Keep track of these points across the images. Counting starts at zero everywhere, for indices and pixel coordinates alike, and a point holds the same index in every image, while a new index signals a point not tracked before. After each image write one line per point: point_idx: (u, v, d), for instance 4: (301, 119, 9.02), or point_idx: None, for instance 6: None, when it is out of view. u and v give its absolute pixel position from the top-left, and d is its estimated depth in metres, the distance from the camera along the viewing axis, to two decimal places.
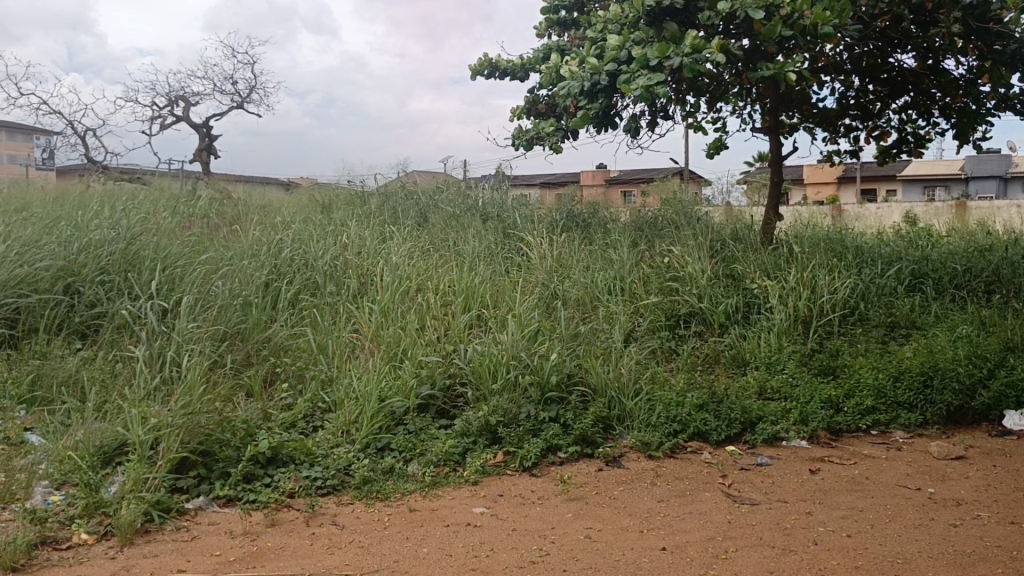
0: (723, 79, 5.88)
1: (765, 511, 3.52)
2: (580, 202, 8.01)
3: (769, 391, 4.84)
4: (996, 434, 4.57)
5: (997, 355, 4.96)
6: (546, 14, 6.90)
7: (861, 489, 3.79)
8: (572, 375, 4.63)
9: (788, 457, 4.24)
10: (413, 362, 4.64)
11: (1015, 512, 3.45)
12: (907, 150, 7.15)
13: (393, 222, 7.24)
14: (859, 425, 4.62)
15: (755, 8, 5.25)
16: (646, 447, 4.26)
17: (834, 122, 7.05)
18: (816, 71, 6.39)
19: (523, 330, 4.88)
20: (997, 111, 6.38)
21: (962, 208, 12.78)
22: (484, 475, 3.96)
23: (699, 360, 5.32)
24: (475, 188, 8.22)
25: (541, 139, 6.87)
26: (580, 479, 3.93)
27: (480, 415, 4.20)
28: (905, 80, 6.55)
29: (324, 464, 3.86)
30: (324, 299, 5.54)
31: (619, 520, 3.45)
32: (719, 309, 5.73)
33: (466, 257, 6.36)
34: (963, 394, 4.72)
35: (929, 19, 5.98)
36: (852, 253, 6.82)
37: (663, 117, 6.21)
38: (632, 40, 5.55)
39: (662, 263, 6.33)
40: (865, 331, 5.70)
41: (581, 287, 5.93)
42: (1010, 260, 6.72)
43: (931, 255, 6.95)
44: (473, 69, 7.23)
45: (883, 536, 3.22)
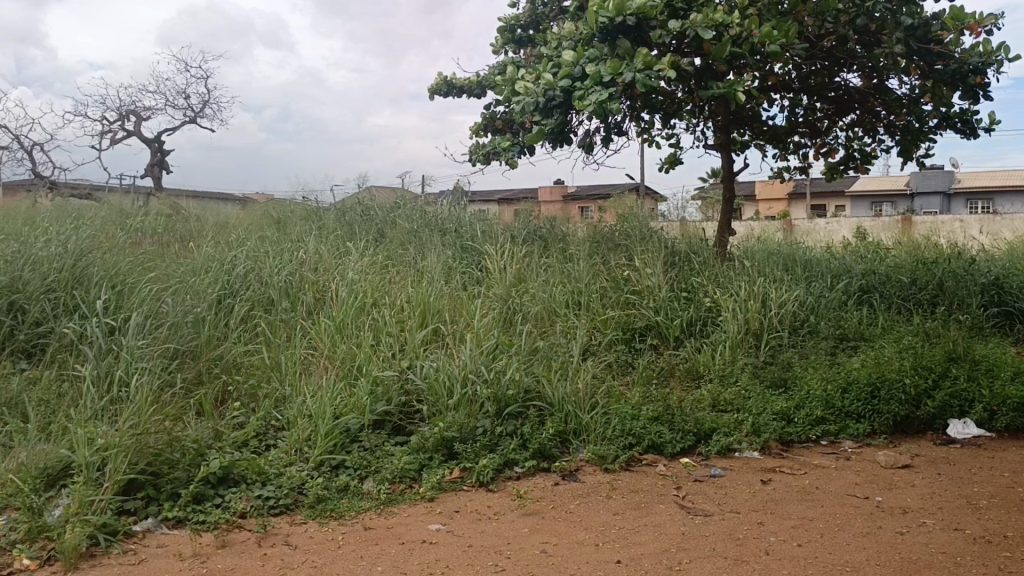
0: (675, 96, 5.97)
1: (717, 523, 3.56)
2: (538, 217, 8.06)
3: (722, 403, 4.90)
4: (941, 443, 4.69)
5: (941, 365, 5.09)
6: (501, 31, 6.95)
7: (811, 498, 3.85)
8: (529, 390, 4.64)
9: (740, 468, 4.29)
10: (369, 378, 4.61)
11: (959, 518, 3.54)
12: (853, 166, 7.32)
13: (350, 238, 7.21)
14: (809, 435, 4.70)
15: (704, 27, 5.37)
16: (602, 461, 4.28)
17: (784, 138, 7.20)
18: (765, 89, 6.53)
19: (480, 345, 4.88)
20: (939, 129, 6.57)
21: (907, 222, 13.12)
22: (440, 491, 3.95)
23: (655, 373, 5.37)
24: (433, 203, 8.22)
25: (498, 154, 6.90)
26: (536, 493, 3.93)
27: (437, 431, 4.19)
28: (851, 98, 6.72)
29: (277, 483, 3.82)
30: (279, 315, 5.48)
31: (575, 534, 3.46)
32: (674, 322, 5.82)
33: (423, 272, 6.35)
34: (909, 404, 4.83)
35: (872, 39, 6.15)
36: (803, 268, 6.96)
37: (617, 134, 6.29)
38: (586, 57, 5.62)
39: (619, 277, 6.40)
40: (816, 343, 5.81)
41: (539, 301, 5.96)
42: (953, 273, 6.91)
43: (878, 268, 7.13)
44: (430, 87, 7.25)
45: (832, 544, 3.28)
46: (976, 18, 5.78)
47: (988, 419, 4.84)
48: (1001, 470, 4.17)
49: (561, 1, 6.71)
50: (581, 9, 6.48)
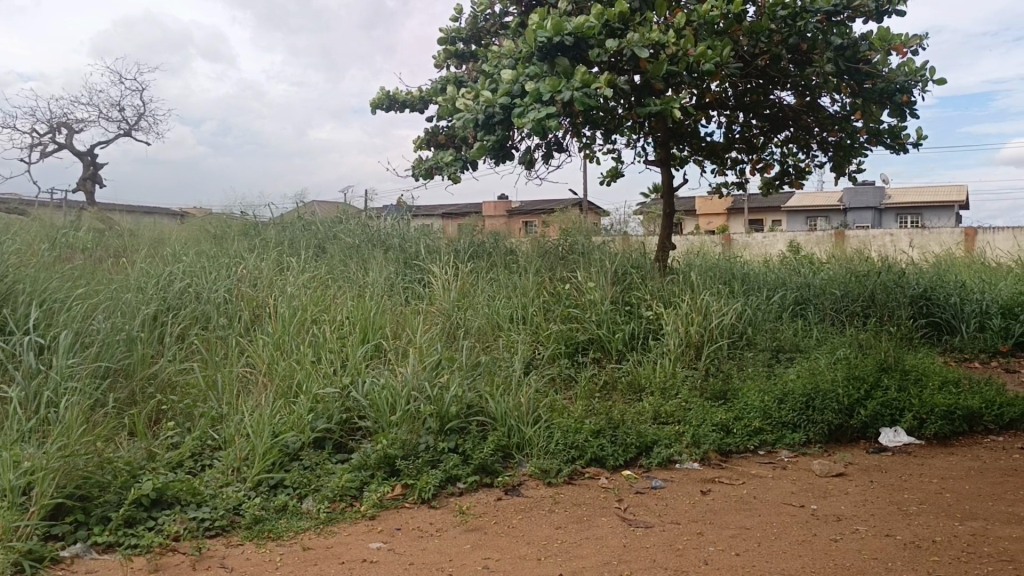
0: (615, 112, 6.04)
1: (658, 534, 3.59)
2: (482, 231, 8.07)
3: (663, 416, 4.97)
4: (873, 451, 4.79)
5: (873, 376, 5.23)
6: (443, 46, 6.96)
7: (749, 507, 3.92)
8: (472, 405, 4.63)
9: (681, 480, 4.34)
10: (309, 397, 4.55)
11: (890, 524, 3.63)
12: (788, 182, 7.52)
13: (290, 253, 7.11)
14: (747, 446, 4.78)
15: (641, 46, 5.47)
16: (545, 475, 4.28)
17: (722, 154, 7.35)
18: (703, 107, 6.67)
19: (423, 361, 4.86)
20: (869, 145, 6.78)
21: (840, 236, 13.52)
22: (381, 509, 3.89)
23: (597, 387, 5.42)
24: (376, 218, 8.18)
25: (440, 169, 6.89)
26: (479, 509, 3.91)
27: (378, 448, 4.15)
28: (786, 116, 6.90)
29: (213, 504, 3.73)
30: (215, 333, 5.37)
31: (517, 549, 3.45)
32: (616, 335, 5.89)
33: (366, 287, 6.29)
34: (842, 413, 4.95)
35: (804, 58, 6.33)
36: (741, 281, 7.11)
37: (559, 150, 6.35)
38: (526, 75, 5.68)
39: (562, 291, 6.44)
40: (753, 355, 5.92)
41: (482, 316, 5.95)
42: (884, 285, 7.14)
43: (813, 281, 7.31)
44: (371, 101, 7.23)
45: (768, 553, 3.34)
46: (901, 39, 5.99)
47: (917, 427, 4.94)
48: (929, 476, 4.30)
49: (502, 18, 6.76)
50: (521, 26, 6.55)
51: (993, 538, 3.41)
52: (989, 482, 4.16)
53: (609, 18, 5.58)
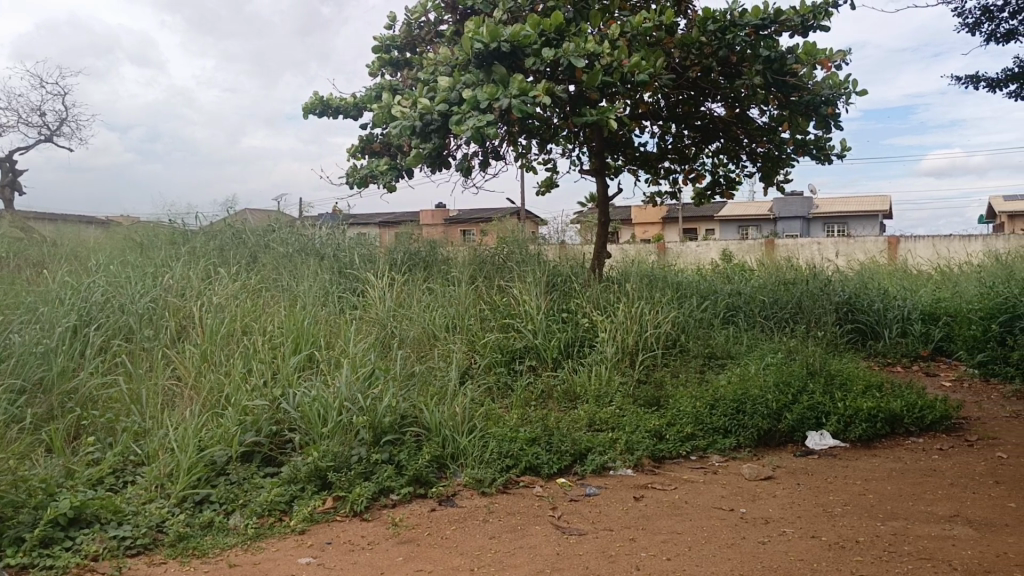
0: (551, 121, 6.05)
1: (591, 541, 3.60)
2: (418, 240, 8.02)
3: (597, 423, 5.00)
4: (800, 454, 4.90)
5: (799, 381, 5.36)
6: (378, 53, 6.91)
7: (680, 512, 3.97)
8: (406, 415, 4.58)
9: (614, 487, 4.36)
10: (237, 409, 4.44)
11: (816, 526, 3.72)
12: (719, 192, 7.68)
13: (221, 262, 6.95)
14: (680, 451, 4.84)
15: (576, 56, 5.51)
16: (479, 484, 4.25)
17: (655, 164, 7.46)
18: (636, 117, 6.77)
19: (356, 371, 4.78)
20: (796, 156, 6.97)
21: (769, 245, 13.87)
22: (311, 523, 3.81)
23: (533, 395, 5.42)
24: (310, 227, 8.06)
25: (375, 177, 6.83)
26: (412, 520, 3.86)
27: (309, 461, 4.07)
28: (716, 127, 7.02)
29: (135, 522, 3.61)
30: (140, 345, 5.21)
31: (450, 560, 3.41)
32: (552, 343, 5.91)
33: (299, 297, 6.19)
34: (771, 418, 5.05)
35: (734, 70, 6.46)
36: (674, 289, 7.22)
37: (495, 158, 6.36)
38: (462, 83, 5.67)
39: (498, 300, 6.44)
40: (686, 362, 6.01)
41: (418, 326, 5.90)
42: (811, 292, 7.33)
43: (743, 289, 7.47)
44: (305, 107, 7.13)
45: (699, 557, 3.39)
46: (826, 53, 6.17)
47: (842, 430, 5.07)
48: (854, 478, 4.41)
49: (437, 26, 6.74)
50: (457, 35, 6.55)
51: (912, 537, 3.51)
52: (909, 482, 4.30)
53: (544, 28, 5.64)
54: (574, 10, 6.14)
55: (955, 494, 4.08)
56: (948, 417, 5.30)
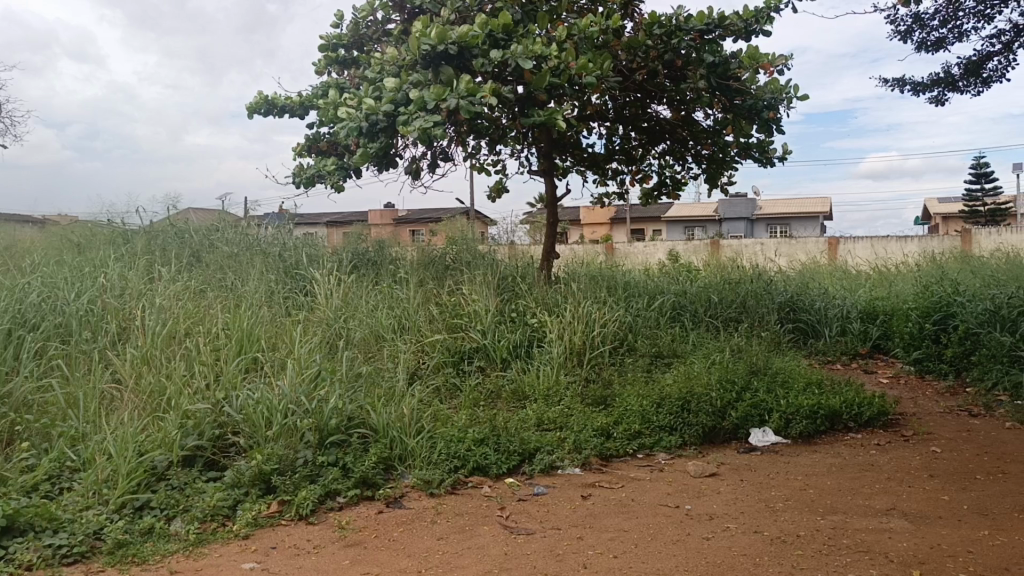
0: (500, 122, 6.02)
1: (539, 540, 3.61)
2: (366, 239, 7.96)
3: (545, 422, 5.02)
4: (743, 450, 4.98)
5: (743, 379, 5.47)
6: (324, 51, 6.84)
7: (626, 510, 4.01)
8: (352, 417, 4.54)
9: (562, 486, 4.38)
10: (179, 413, 4.35)
11: (758, 521, 3.79)
12: (666, 193, 7.78)
13: (163, 262, 6.80)
14: (627, 450, 4.89)
15: (524, 57, 5.54)
16: (427, 485, 4.23)
17: (603, 165, 7.53)
18: (584, 118, 6.81)
19: (301, 373, 4.72)
20: (740, 159, 7.10)
21: (715, 244, 14.10)
22: (256, 527, 3.75)
23: (482, 395, 5.42)
24: (255, 226, 7.93)
25: (322, 177, 6.76)
26: (359, 523, 3.83)
27: (253, 464, 4.01)
28: (662, 129, 7.11)
29: (71, 530, 3.51)
30: (77, 347, 5.07)
31: (397, 562, 3.39)
32: (501, 344, 5.91)
33: (243, 298, 6.09)
34: (715, 416, 5.14)
35: (679, 74, 6.55)
36: (622, 289, 7.29)
37: (443, 158, 6.34)
38: (409, 83, 5.64)
39: (447, 301, 6.42)
40: (633, 361, 6.08)
41: (365, 326, 5.85)
42: (754, 292, 7.47)
43: (689, 289, 7.58)
44: (249, 106, 7.01)
45: (645, 554, 3.42)
46: (769, 58, 6.30)
47: (783, 427, 5.17)
48: (795, 474, 4.51)
49: (385, 25, 6.69)
50: (405, 34, 6.51)
51: (851, 531, 3.61)
52: (848, 477, 4.42)
53: (492, 29, 5.65)
54: (522, 11, 6.16)
55: (890, 488, 4.20)
56: (885, 413, 5.46)
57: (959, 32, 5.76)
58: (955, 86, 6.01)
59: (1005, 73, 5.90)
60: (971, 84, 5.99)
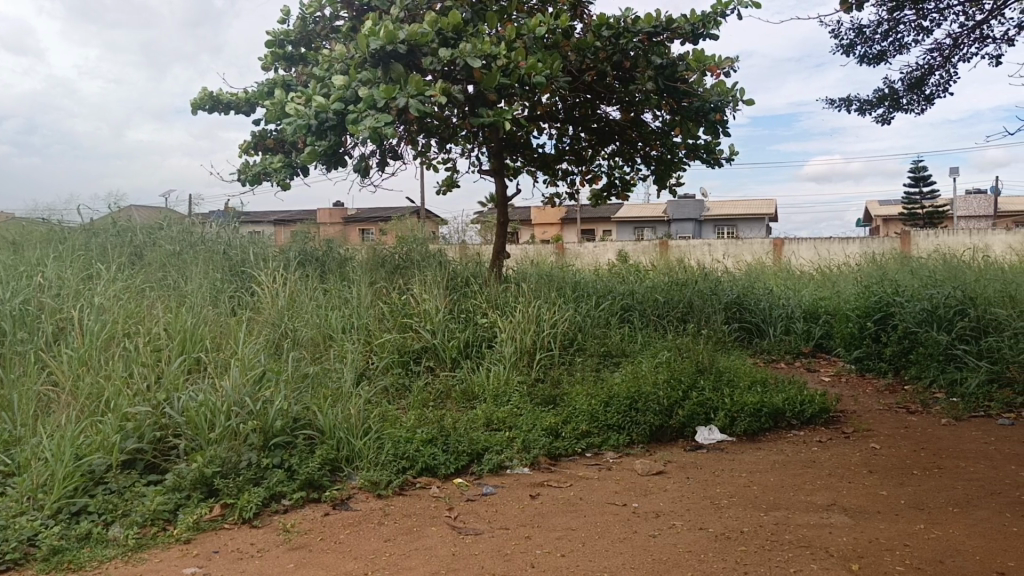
0: (450, 121, 5.99)
1: (487, 541, 3.60)
2: (315, 239, 7.86)
3: (495, 422, 5.02)
4: (690, 448, 5.04)
5: (689, 378, 5.54)
6: (270, 47, 6.73)
7: (575, 509, 4.02)
8: (298, 418, 4.48)
9: (511, 485, 4.38)
10: (118, 415, 4.23)
11: (703, 518, 3.84)
12: (616, 193, 7.84)
13: (103, 261, 6.62)
14: (575, 449, 4.90)
15: (473, 56, 5.52)
16: (375, 487, 4.19)
17: (553, 165, 7.55)
18: (534, 119, 6.83)
19: (245, 373, 4.63)
20: (687, 160, 7.19)
21: (663, 245, 14.28)
22: (197, 532, 3.66)
23: (431, 396, 5.39)
24: (200, 224, 7.77)
25: (269, 175, 6.65)
26: (304, 526, 3.77)
27: (195, 467, 3.92)
28: (612, 130, 7.16)
29: (3, 537, 3.39)
30: (11, 349, 4.91)
31: (343, 565, 3.35)
32: (450, 344, 5.90)
33: (187, 297, 5.96)
34: (662, 414, 5.19)
35: (628, 75, 6.61)
36: (571, 289, 7.34)
37: (392, 157, 6.29)
38: (358, 80, 5.58)
39: (397, 300, 6.38)
40: (582, 360, 6.11)
41: (313, 326, 5.78)
42: (702, 293, 7.57)
43: (638, 289, 7.65)
44: (193, 102, 6.87)
45: (592, 552, 3.44)
46: (715, 61, 6.39)
47: (729, 424, 5.24)
48: (740, 470, 4.59)
49: (333, 21, 6.62)
50: (353, 31, 6.44)
51: (793, 526, 3.67)
52: (790, 473, 4.50)
53: (441, 28, 5.62)
54: (471, 11, 6.14)
55: (831, 483, 4.29)
56: (826, 410, 5.58)
57: (900, 45, 5.91)
58: (899, 103, 6.16)
59: (946, 87, 6.07)
60: (914, 101, 6.14)
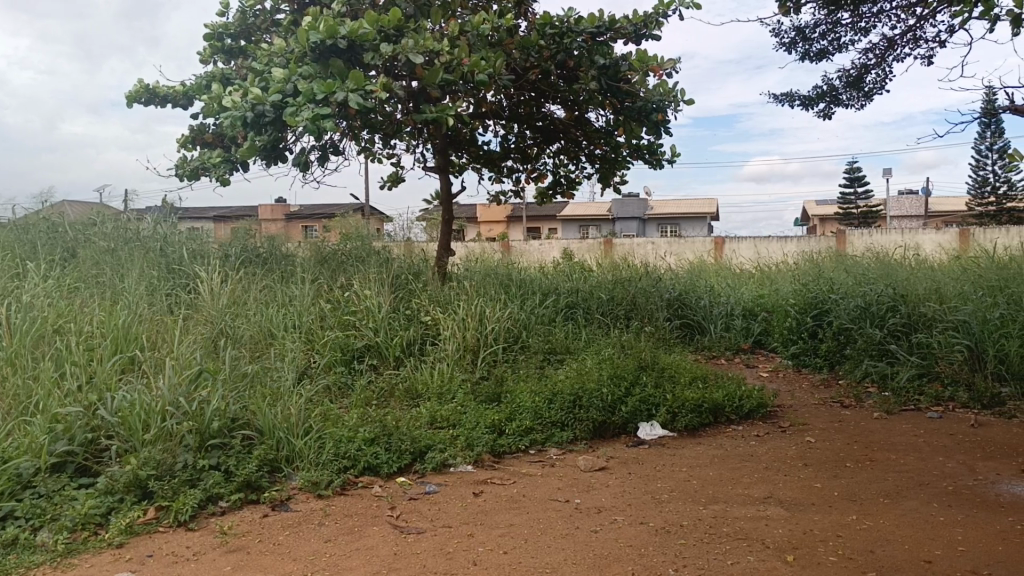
0: (394, 117, 5.93)
1: (429, 539, 3.58)
2: (256, 236, 7.73)
3: (438, 420, 5.00)
4: (632, 444, 5.08)
5: (632, 375, 5.60)
6: (209, 39, 6.59)
7: (518, 506, 4.03)
8: (236, 419, 4.39)
9: (454, 483, 4.36)
10: (47, 416, 4.10)
11: (644, 512, 3.89)
12: (560, 192, 7.88)
13: (33, 258, 6.41)
14: (519, 446, 4.90)
15: (415, 52, 5.49)
16: (315, 487, 4.13)
17: (498, 163, 7.55)
18: (479, 116, 6.83)
19: (180, 373, 4.52)
20: (631, 159, 7.25)
21: (607, 244, 14.41)
22: (130, 536, 3.56)
23: (374, 394, 5.34)
24: (136, 220, 7.57)
25: (207, 170, 6.51)
26: (242, 528, 3.69)
27: (128, 470, 3.82)
28: (556, 129, 7.19)
29: None
30: None
31: (281, 567, 3.29)
32: (393, 342, 5.86)
33: (121, 294, 5.80)
34: (605, 411, 5.24)
35: (572, 74, 6.64)
36: (516, 286, 7.35)
37: (334, 152, 6.20)
38: (299, 74, 5.49)
39: (339, 298, 6.31)
40: (526, 358, 6.12)
41: (253, 324, 5.68)
42: (645, 290, 7.65)
43: (582, 286, 7.69)
44: (128, 94, 6.69)
45: (534, 549, 3.45)
46: (658, 61, 6.45)
47: (670, 420, 5.31)
48: (680, 465, 4.65)
49: (274, 15, 6.51)
50: (294, 24, 6.34)
51: (731, 519, 3.74)
52: (728, 467, 4.58)
53: (384, 24, 5.57)
54: (415, 7, 6.12)
55: (768, 477, 4.38)
56: (764, 405, 5.70)
57: (838, 44, 6.05)
58: (839, 99, 6.32)
59: (884, 84, 6.24)
60: (854, 97, 6.31)
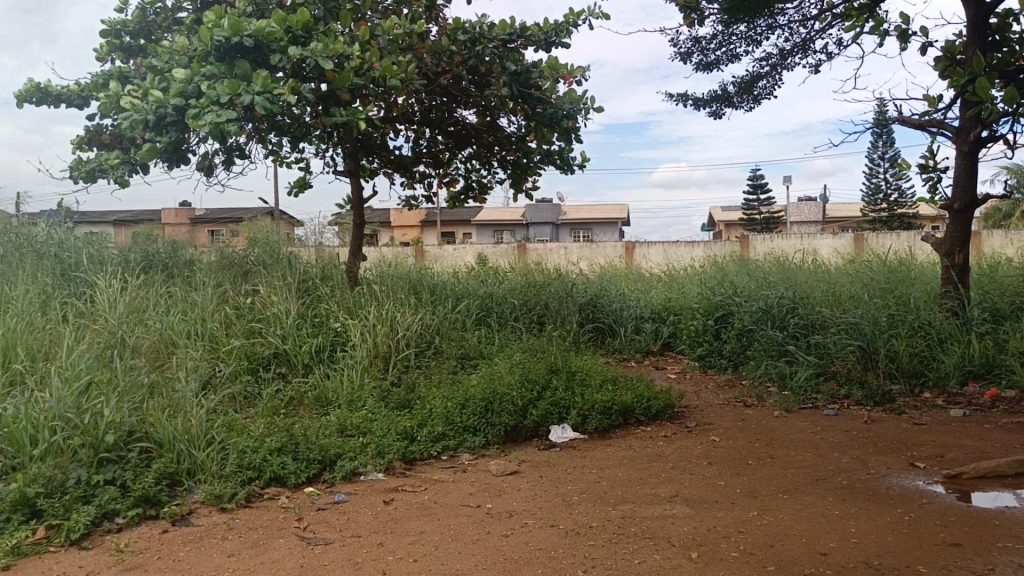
0: (302, 120, 5.81)
1: (338, 549, 3.53)
2: (158, 240, 7.46)
3: (348, 428, 4.92)
4: (543, 447, 5.13)
5: (544, 378, 5.65)
6: (106, 36, 6.33)
7: (428, 513, 4.00)
8: (133, 432, 4.22)
9: (364, 492, 4.30)
10: None
11: (555, 515, 3.92)
12: (473, 197, 7.88)
13: None
14: (431, 452, 4.88)
15: (324, 55, 5.40)
16: (218, 500, 4.00)
17: (410, 168, 7.51)
18: (390, 120, 6.77)
19: (69, 385, 4.31)
20: (542, 165, 7.30)
21: (521, 248, 14.52)
22: (17, 557, 3.37)
23: (282, 403, 5.23)
24: (29, 224, 7.21)
25: (104, 172, 6.25)
26: (140, 545, 3.54)
27: (15, 488, 3.62)
28: (468, 134, 7.19)
29: None
30: None
31: None
32: (302, 348, 5.74)
33: (11, 303, 5.51)
34: (517, 414, 5.26)
35: (483, 80, 6.65)
36: (428, 291, 7.32)
37: (239, 155, 6.04)
38: (201, 74, 5.33)
39: (246, 304, 6.16)
40: (438, 363, 6.09)
41: (154, 332, 5.47)
42: (557, 294, 7.73)
43: (495, 291, 7.73)
44: (18, 94, 6.36)
45: (444, 555, 3.43)
46: (567, 69, 6.52)
47: (581, 423, 5.38)
48: (591, 467, 4.71)
49: (175, 13, 6.31)
50: (197, 23, 6.15)
51: (639, 518, 3.81)
52: (637, 468, 4.67)
53: (292, 25, 5.46)
54: (323, 9, 6.03)
55: (674, 476, 4.49)
56: (671, 406, 5.82)
57: (732, 53, 6.27)
58: (731, 102, 6.54)
59: (772, 91, 6.49)
60: (744, 100, 6.54)
